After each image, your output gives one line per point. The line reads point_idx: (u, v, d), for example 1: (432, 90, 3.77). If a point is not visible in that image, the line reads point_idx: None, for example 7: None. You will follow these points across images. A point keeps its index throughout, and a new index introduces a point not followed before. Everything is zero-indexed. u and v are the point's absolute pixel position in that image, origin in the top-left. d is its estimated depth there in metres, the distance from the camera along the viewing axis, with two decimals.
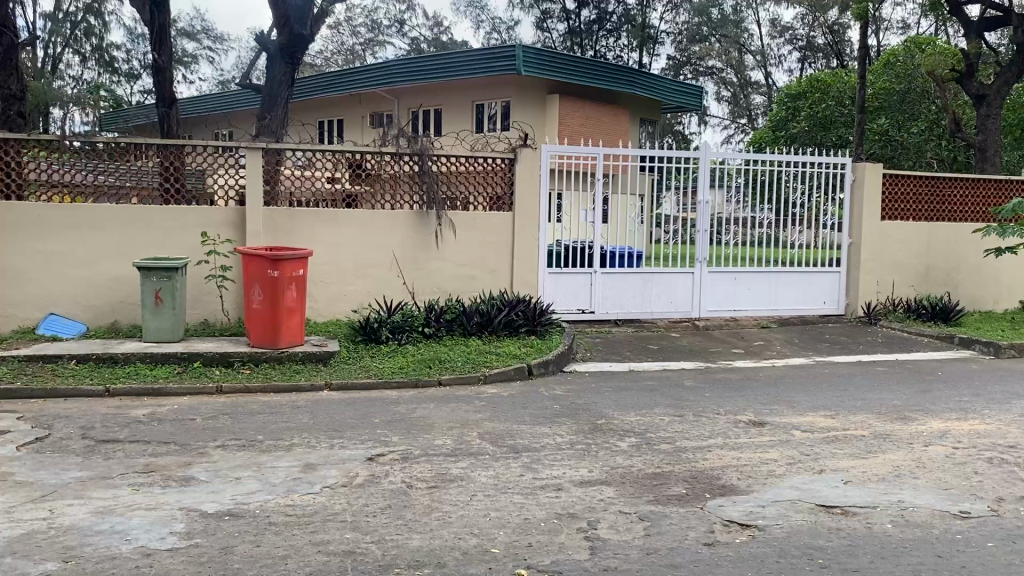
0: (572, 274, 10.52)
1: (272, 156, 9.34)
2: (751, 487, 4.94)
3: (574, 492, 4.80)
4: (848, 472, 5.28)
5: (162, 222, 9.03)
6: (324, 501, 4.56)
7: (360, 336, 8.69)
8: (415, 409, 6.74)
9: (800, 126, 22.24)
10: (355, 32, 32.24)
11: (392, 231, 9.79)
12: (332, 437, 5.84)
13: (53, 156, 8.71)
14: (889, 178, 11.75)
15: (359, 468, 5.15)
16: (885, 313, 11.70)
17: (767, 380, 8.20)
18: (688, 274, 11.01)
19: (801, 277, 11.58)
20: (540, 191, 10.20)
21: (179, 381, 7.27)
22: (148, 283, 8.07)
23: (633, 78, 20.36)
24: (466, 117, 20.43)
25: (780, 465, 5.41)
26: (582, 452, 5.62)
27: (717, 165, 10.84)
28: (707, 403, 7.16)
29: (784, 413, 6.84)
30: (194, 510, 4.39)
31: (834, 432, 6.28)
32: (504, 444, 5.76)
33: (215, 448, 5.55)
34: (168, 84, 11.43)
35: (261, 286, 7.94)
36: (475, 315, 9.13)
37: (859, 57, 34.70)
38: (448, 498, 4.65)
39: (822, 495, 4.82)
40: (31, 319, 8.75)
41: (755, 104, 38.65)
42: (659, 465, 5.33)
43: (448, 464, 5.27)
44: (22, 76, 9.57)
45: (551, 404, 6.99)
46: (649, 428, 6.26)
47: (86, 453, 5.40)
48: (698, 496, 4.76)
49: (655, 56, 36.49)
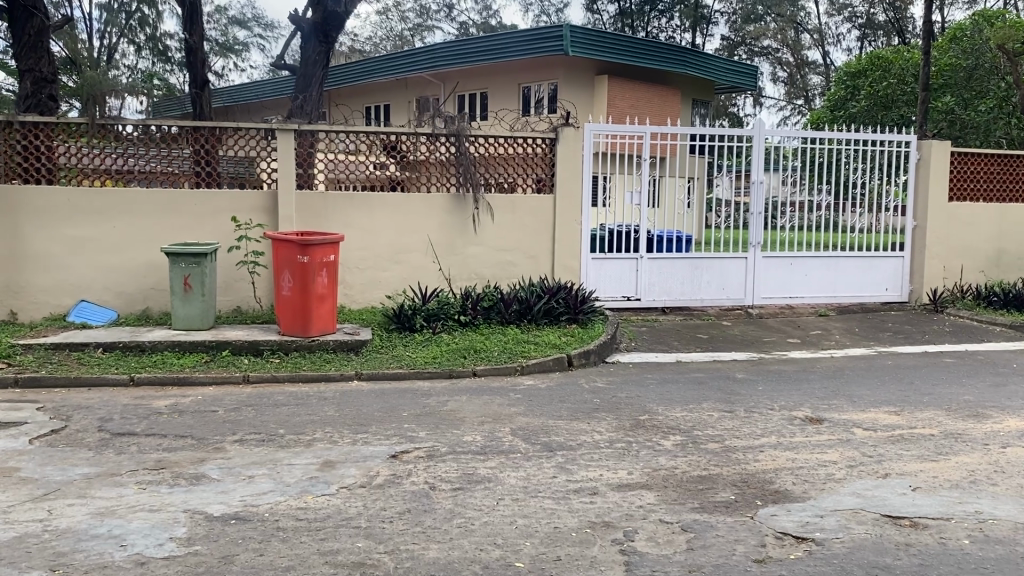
0: (616, 259, 10.05)
1: (306, 138, 9.05)
2: (807, 493, 4.49)
3: (611, 497, 4.39)
4: (917, 477, 4.78)
5: (194, 207, 8.80)
6: (338, 504, 4.22)
7: (393, 323, 8.35)
8: (446, 401, 6.39)
9: (860, 106, 21.28)
10: (404, 17, 31.93)
11: (429, 215, 9.43)
12: (355, 432, 5.50)
13: (81, 140, 8.52)
14: (958, 156, 11.01)
15: (380, 466, 4.81)
16: (951, 301, 11.03)
17: (825, 372, 7.68)
18: (741, 260, 10.46)
19: (862, 263, 10.93)
20: (582, 172, 9.75)
21: (205, 370, 7.04)
22: (176, 269, 7.82)
23: (685, 58, 19.69)
24: (512, 100, 20.03)
25: (840, 468, 4.92)
26: (622, 452, 5.18)
27: (771, 146, 10.24)
28: (759, 397, 6.67)
29: (843, 409, 6.33)
30: (199, 512, 4.09)
31: (899, 431, 5.75)
32: (537, 441, 5.37)
33: (233, 443, 5.27)
34: (199, 65, 11.22)
35: (291, 272, 7.63)
36: (514, 303, 8.74)
37: (922, 35, 33.25)
38: (473, 502, 4.28)
39: (889, 504, 4.33)
40: (63, 307, 8.62)
41: (813, 85, 37.19)
42: (706, 468, 4.89)
43: (475, 464, 4.89)
44: (53, 59, 9.29)
45: (591, 397, 6.58)
46: (697, 425, 5.81)
47: (99, 447, 5.16)
48: (748, 504, 4.32)
49: (708, 36, 35.62)
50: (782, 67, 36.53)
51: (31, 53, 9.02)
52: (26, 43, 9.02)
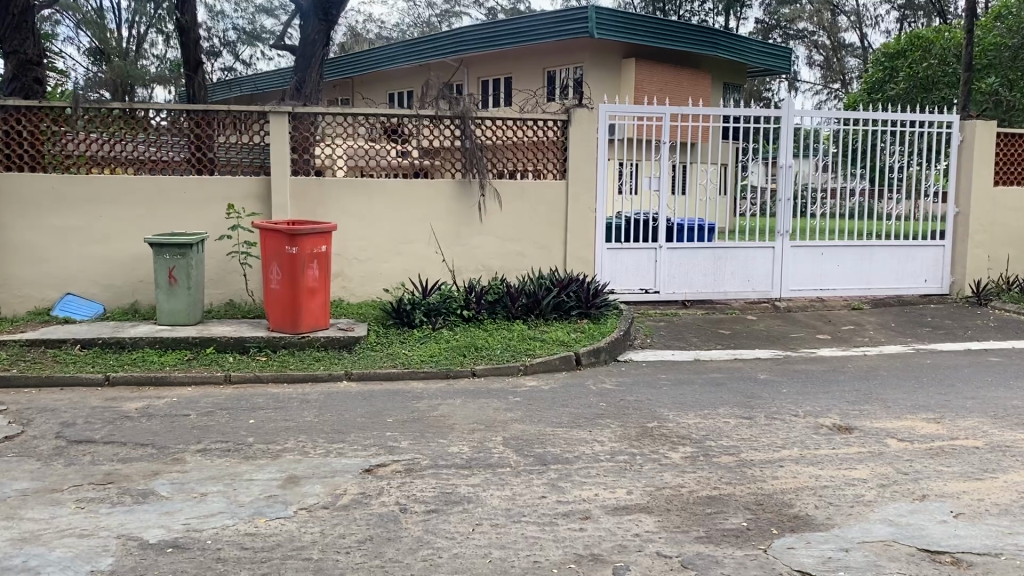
0: (633, 249, 9.45)
1: (303, 119, 8.55)
2: (832, 520, 3.90)
3: (604, 522, 3.84)
4: (959, 499, 4.17)
5: (184, 196, 8.36)
6: (291, 529, 3.73)
7: (392, 319, 7.87)
8: (437, 405, 5.87)
9: (898, 88, 20.32)
10: (432, 5, 31.54)
11: (432, 203, 8.91)
12: (331, 441, 5.00)
13: (66, 124, 8.11)
14: (1006, 137, 10.26)
15: (349, 483, 4.29)
16: (996, 292, 10.29)
17: (856, 373, 7.02)
18: (768, 250, 9.81)
19: (899, 252, 10.22)
20: (597, 156, 9.17)
21: (186, 369, 6.60)
22: (161, 261, 7.40)
23: (716, 40, 18.92)
24: (534, 84, 19.40)
25: (871, 489, 4.32)
26: (624, 466, 4.62)
27: (804, 131, 9.60)
28: (783, 402, 6.07)
29: (876, 416, 5.70)
30: (134, 539, 3.62)
31: (938, 442, 5.13)
32: (531, 453, 4.83)
33: (194, 453, 4.80)
34: (192, 45, 10.87)
35: (279, 263, 7.13)
36: (520, 297, 8.20)
37: (964, 16, 32.14)
38: (445, 528, 3.75)
39: (928, 535, 3.73)
40: (48, 300, 8.24)
41: (850, 68, 35.89)
42: (717, 486, 4.32)
43: (455, 480, 4.35)
44: (39, 40, 8.92)
45: (595, 401, 6.02)
46: (710, 434, 5.23)
47: (49, 457, 4.72)
48: (763, 533, 3.75)
49: (742, 19, 34.77)
50: (818, 51, 35.53)
51: (16, 34, 8.64)
52: (11, 24, 8.58)
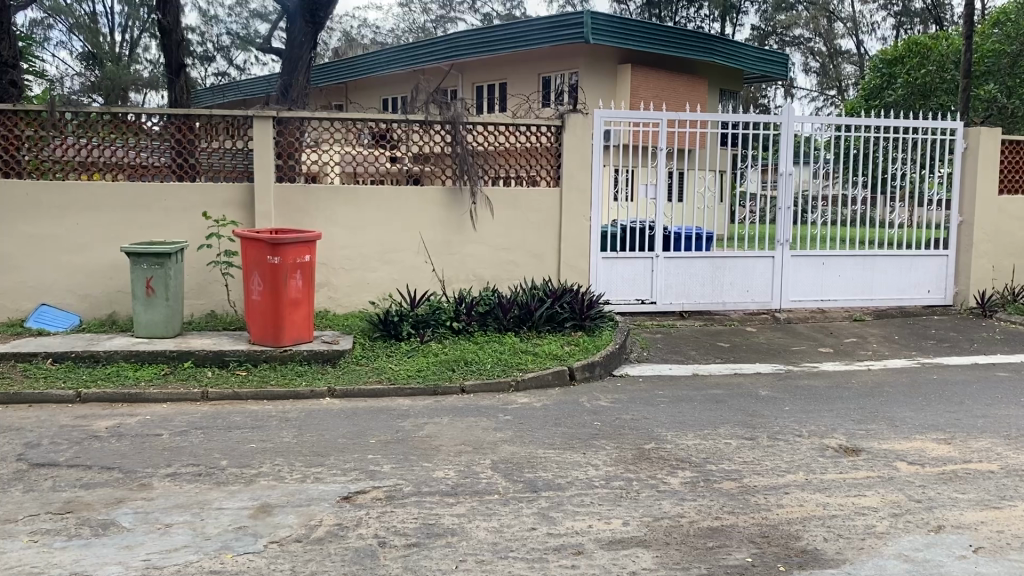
0: (629, 259, 9.16)
1: (289, 124, 8.24)
2: (843, 554, 3.63)
3: (599, 558, 3.57)
4: (977, 531, 3.89)
5: (165, 203, 8.08)
6: (260, 566, 3.44)
7: (378, 331, 7.58)
8: (423, 424, 5.58)
9: (896, 95, 20.20)
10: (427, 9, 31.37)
11: (421, 211, 8.64)
12: (309, 465, 4.71)
13: (40, 129, 7.80)
14: (1010, 144, 10.05)
15: (325, 513, 4.01)
16: (1001, 303, 10.04)
17: (862, 389, 6.74)
18: (768, 258, 9.53)
19: (901, 262, 9.97)
20: (592, 163, 8.90)
21: (162, 385, 6.31)
22: (138, 271, 7.10)
23: (713, 46, 18.71)
24: (529, 89, 19.13)
25: (882, 519, 4.05)
26: (620, 494, 4.34)
27: (802, 139, 9.35)
28: (786, 421, 5.79)
29: (884, 437, 5.43)
30: None
31: (951, 465, 4.86)
32: (521, 479, 4.55)
33: (164, 477, 4.51)
34: (175, 48, 10.59)
35: (260, 273, 6.83)
36: (512, 308, 7.92)
37: (961, 23, 31.90)
38: (426, 565, 3.47)
39: (945, 572, 3.46)
40: (21, 310, 7.95)
41: (846, 75, 35.60)
42: (719, 516, 4.05)
43: (439, 510, 4.06)
44: (15, 42, 8.68)
45: (590, 420, 5.74)
46: (711, 457, 4.96)
47: (7, 482, 4.43)
48: (770, 570, 3.47)
49: (739, 25, 34.61)
50: (814, 57, 35.39)
51: None
52: None
